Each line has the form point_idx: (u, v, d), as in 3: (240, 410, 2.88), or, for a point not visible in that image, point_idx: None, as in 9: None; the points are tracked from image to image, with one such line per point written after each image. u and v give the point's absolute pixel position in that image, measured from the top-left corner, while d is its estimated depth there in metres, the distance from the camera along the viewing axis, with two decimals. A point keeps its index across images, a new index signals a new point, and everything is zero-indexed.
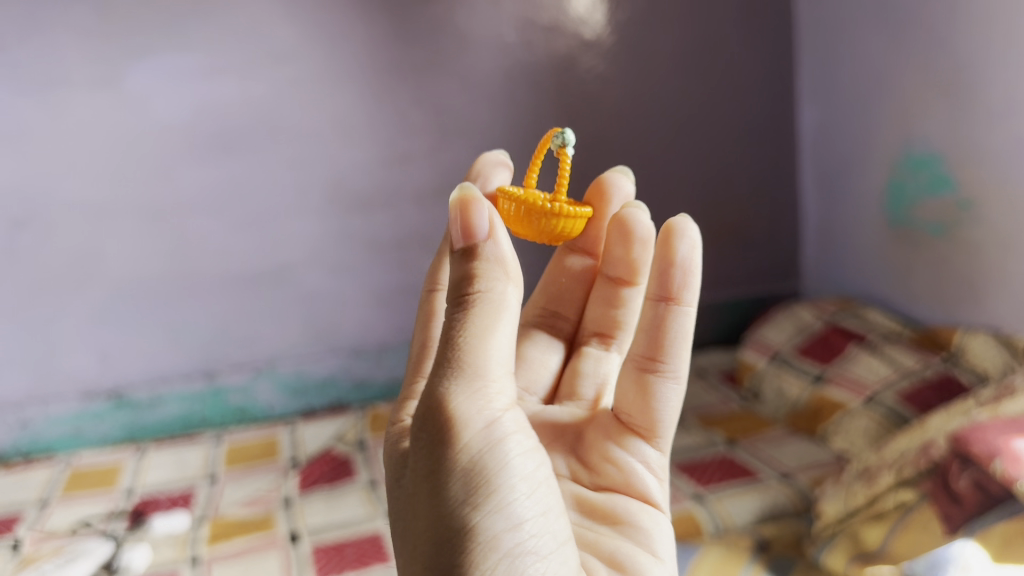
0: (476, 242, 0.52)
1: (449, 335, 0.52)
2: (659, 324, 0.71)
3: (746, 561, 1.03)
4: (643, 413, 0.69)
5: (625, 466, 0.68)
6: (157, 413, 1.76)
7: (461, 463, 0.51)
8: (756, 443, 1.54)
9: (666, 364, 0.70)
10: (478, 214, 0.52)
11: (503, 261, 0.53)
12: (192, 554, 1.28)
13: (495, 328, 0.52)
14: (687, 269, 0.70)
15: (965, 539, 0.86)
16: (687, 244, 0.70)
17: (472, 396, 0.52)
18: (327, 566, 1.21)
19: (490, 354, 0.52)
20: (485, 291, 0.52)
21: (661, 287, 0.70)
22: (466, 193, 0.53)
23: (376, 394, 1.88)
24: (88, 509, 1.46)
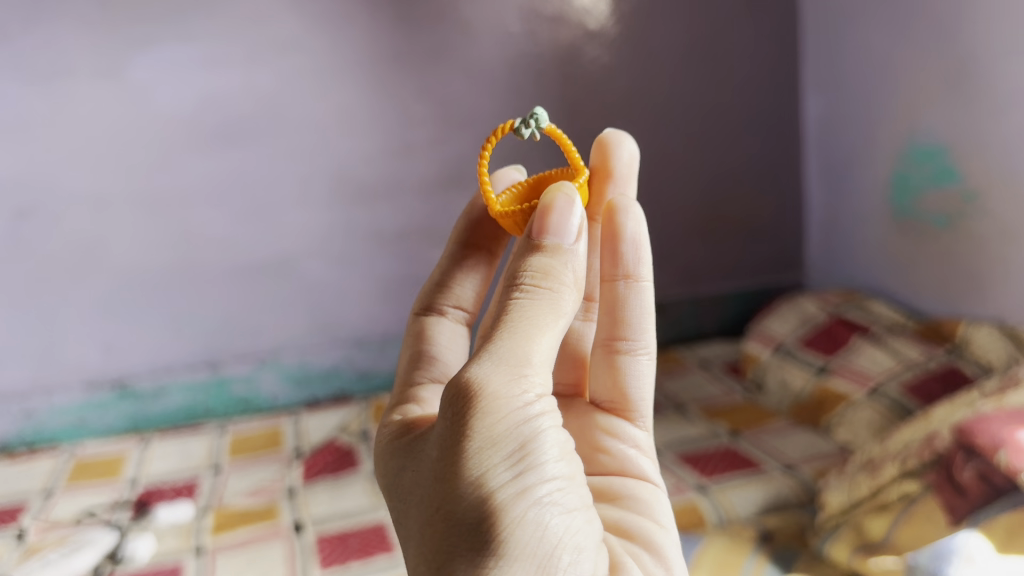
0: (558, 242, 0.55)
1: (505, 319, 0.52)
2: (616, 305, 0.67)
3: (750, 552, 1.02)
4: (618, 392, 0.69)
5: (615, 448, 0.68)
6: (161, 403, 1.76)
7: (495, 436, 0.49)
8: (760, 434, 1.54)
9: (632, 340, 0.68)
10: (567, 217, 0.55)
11: (574, 268, 0.55)
12: (196, 543, 1.28)
13: (551, 324, 0.53)
14: (637, 242, 0.66)
15: (969, 531, 0.85)
16: (631, 219, 0.66)
17: (511, 373, 0.50)
18: (331, 556, 1.21)
19: (534, 338, 0.52)
20: (552, 290, 0.54)
21: (614, 266, 0.67)
22: (563, 194, 0.56)
23: (379, 385, 1.88)
24: (93, 498, 1.47)
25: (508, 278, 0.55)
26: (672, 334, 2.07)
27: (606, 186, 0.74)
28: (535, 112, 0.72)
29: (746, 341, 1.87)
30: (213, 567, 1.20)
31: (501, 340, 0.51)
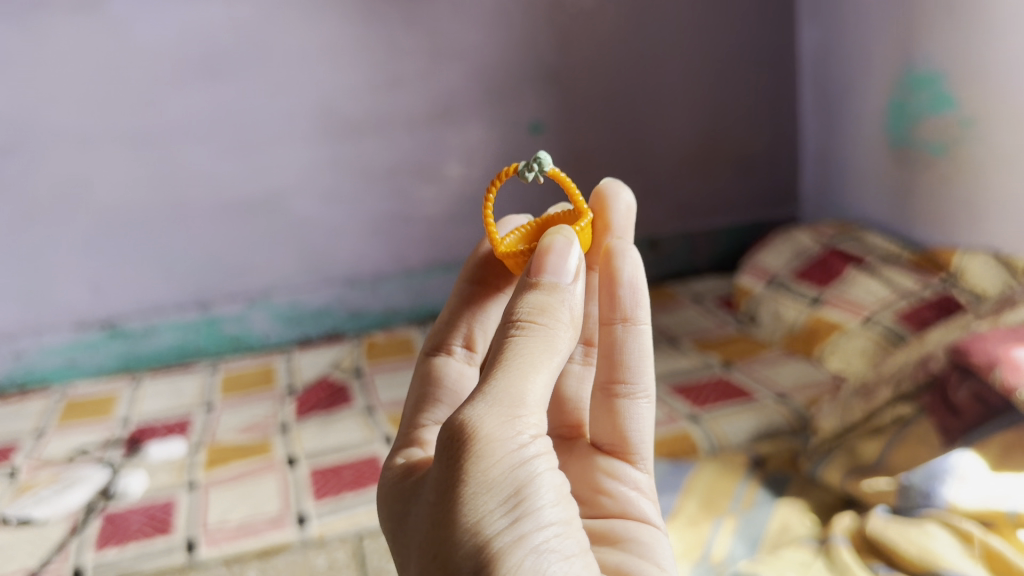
0: (556, 280, 0.52)
1: (500, 358, 0.49)
2: (615, 348, 0.61)
3: (742, 477, 1.03)
4: (619, 433, 0.63)
5: (617, 491, 0.62)
6: (151, 343, 1.75)
7: (490, 479, 0.46)
8: (752, 364, 1.54)
9: (631, 383, 0.62)
10: (562, 257, 0.53)
11: (572, 309, 0.52)
12: (190, 478, 1.28)
13: (544, 362, 0.49)
14: (636, 287, 0.60)
15: (962, 451, 0.83)
16: (629, 264, 0.60)
17: (505, 415, 0.47)
18: (325, 488, 1.21)
19: (529, 376, 0.48)
20: (547, 327, 0.50)
21: (611, 309, 0.60)
22: (564, 236, 0.54)
23: (372, 323, 1.88)
24: (86, 436, 1.47)
25: (503, 319, 0.52)
26: (665, 270, 2.06)
27: (603, 238, 0.69)
28: (539, 155, 0.69)
29: (739, 273, 1.86)
30: (206, 501, 1.20)
31: (495, 379, 0.48)
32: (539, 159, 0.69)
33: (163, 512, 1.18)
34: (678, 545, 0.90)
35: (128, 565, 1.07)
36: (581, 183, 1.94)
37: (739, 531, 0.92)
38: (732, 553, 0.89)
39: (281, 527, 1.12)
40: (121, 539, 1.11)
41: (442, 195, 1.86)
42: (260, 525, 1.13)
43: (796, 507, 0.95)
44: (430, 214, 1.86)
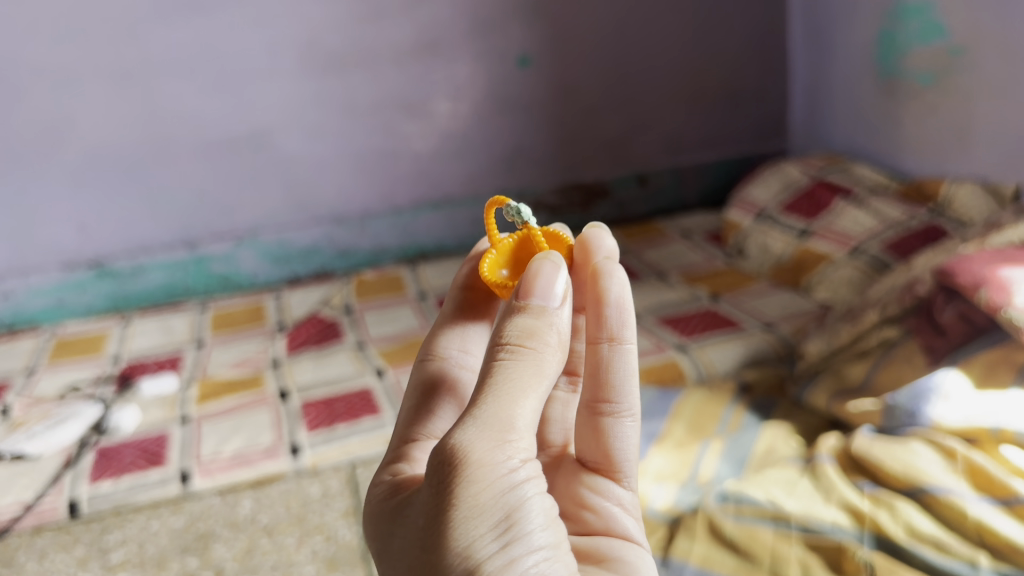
0: (543, 303, 0.47)
1: (487, 381, 0.44)
2: (600, 368, 0.53)
3: (729, 402, 1.05)
4: (602, 448, 0.54)
5: (599, 505, 0.53)
6: (139, 282, 1.76)
7: (480, 505, 0.41)
8: (740, 296, 1.55)
9: (615, 402, 0.53)
10: (549, 278, 0.48)
11: (561, 332, 0.47)
12: (182, 413, 1.28)
13: (533, 387, 0.44)
14: (622, 305, 0.52)
15: (948, 371, 0.84)
16: (616, 284, 0.52)
17: (495, 440, 0.42)
18: (317, 419, 1.22)
19: (518, 400, 0.43)
20: (535, 350, 0.45)
21: (596, 327, 0.52)
22: (550, 260, 0.49)
23: (360, 261, 1.88)
24: (76, 373, 1.47)
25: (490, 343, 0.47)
26: (653, 206, 2.07)
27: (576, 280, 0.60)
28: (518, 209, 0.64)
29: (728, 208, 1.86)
30: (199, 433, 1.21)
31: (484, 403, 0.43)
32: (519, 213, 0.64)
33: (156, 445, 1.19)
34: (667, 467, 0.92)
35: (123, 497, 1.08)
36: (568, 116, 1.93)
37: (725, 453, 0.94)
38: (719, 474, 0.91)
39: (275, 457, 1.14)
40: (115, 471, 1.12)
41: (429, 131, 1.84)
42: (254, 456, 1.14)
43: (782, 429, 0.96)
44: (417, 150, 1.84)
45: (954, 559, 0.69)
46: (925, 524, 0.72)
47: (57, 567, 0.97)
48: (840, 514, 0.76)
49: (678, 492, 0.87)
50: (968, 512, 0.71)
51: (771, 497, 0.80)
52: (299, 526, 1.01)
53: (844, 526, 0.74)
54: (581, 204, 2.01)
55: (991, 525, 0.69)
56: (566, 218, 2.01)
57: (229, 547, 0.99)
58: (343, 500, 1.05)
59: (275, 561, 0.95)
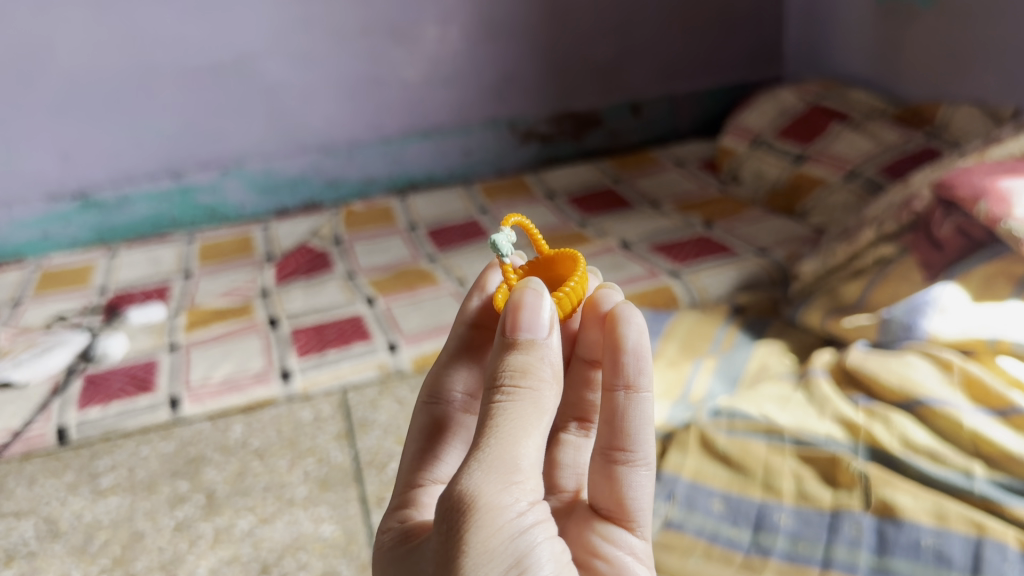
0: (531, 336, 0.43)
1: (486, 424, 0.41)
2: (615, 416, 0.49)
3: (722, 323, 1.04)
4: (616, 496, 0.50)
5: (612, 553, 0.48)
6: (125, 214, 1.73)
7: (490, 553, 0.39)
8: (734, 222, 1.54)
9: (631, 449, 0.49)
10: (537, 307, 0.43)
11: (554, 364, 0.43)
12: (171, 340, 1.27)
13: (536, 427, 0.41)
14: (641, 353, 0.49)
15: (946, 285, 0.83)
16: (634, 329, 0.48)
17: (502, 483, 0.40)
18: (308, 346, 1.21)
19: (521, 440, 0.41)
20: (531, 388, 0.42)
21: (613, 372, 0.49)
22: (531, 287, 0.45)
23: (349, 192, 1.86)
24: (63, 303, 1.45)
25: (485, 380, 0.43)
26: (647, 134, 2.05)
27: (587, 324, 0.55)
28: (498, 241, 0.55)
29: (722, 135, 1.83)
30: (188, 360, 1.20)
31: (486, 445, 0.40)
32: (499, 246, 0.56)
33: (145, 372, 1.18)
34: (659, 385, 0.91)
35: (112, 422, 1.07)
36: (560, 42, 1.89)
37: (717, 370, 0.93)
38: (711, 392, 0.90)
39: (265, 383, 1.13)
40: (103, 398, 1.11)
41: (418, 57, 1.80)
42: (244, 381, 1.13)
43: (775, 347, 0.96)
44: (405, 77, 1.80)
45: (948, 468, 0.68)
46: (920, 435, 0.72)
47: (47, 491, 0.96)
48: (834, 427, 0.76)
49: (670, 409, 0.87)
50: (963, 422, 0.70)
51: (763, 411, 0.79)
52: (291, 449, 1.01)
53: (838, 438, 0.75)
54: (573, 133, 1.99)
55: (985, 434, 0.69)
56: (558, 147, 1.99)
57: (220, 470, 0.98)
58: (335, 424, 1.05)
59: (267, 483, 0.95)
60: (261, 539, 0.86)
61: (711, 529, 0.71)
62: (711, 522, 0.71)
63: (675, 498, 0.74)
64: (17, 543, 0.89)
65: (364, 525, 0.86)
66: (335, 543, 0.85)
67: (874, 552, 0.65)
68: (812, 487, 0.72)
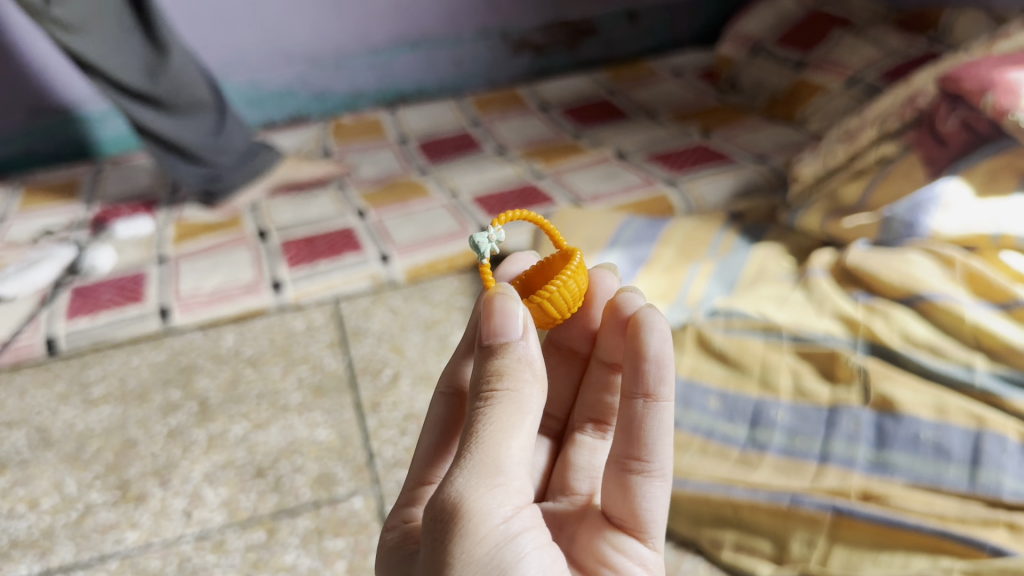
0: (505, 339, 0.42)
1: (469, 431, 0.41)
2: (633, 423, 0.47)
3: (719, 228, 1.03)
4: (629, 507, 0.47)
5: (620, 563, 0.46)
6: (110, 127, 1.69)
7: (476, 562, 0.38)
8: (732, 131, 1.51)
9: (646, 460, 0.47)
10: (511, 310, 0.43)
11: (533, 365, 0.43)
12: (159, 253, 1.25)
13: (519, 427, 0.41)
14: (662, 360, 0.46)
15: (950, 180, 0.81)
16: (657, 335, 0.46)
17: (486, 486, 0.39)
18: (299, 257, 1.19)
19: (503, 442, 0.40)
20: (509, 390, 0.41)
21: (633, 379, 0.47)
22: (503, 291, 0.44)
23: (337, 104, 1.83)
24: (48, 218, 1.43)
25: (471, 387, 0.43)
26: (643, 42, 2.00)
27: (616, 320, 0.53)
28: (476, 239, 0.54)
29: (721, 42, 1.78)
30: (177, 272, 1.18)
31: (469, 450, 0.40)
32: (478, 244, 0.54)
33: (133, 284, 1.16)
34: (656, 287, 0.90)
35: (101, 333, 1.05)
36: None
37: (714, 274, 0.92)
38: (708, 293, 0.89)
39: (256, 294, 1.11)
40: (91, 309, 1.09)
41: None
42: (235, 292, 1.11)
43: (774, 251, 0.95)
44: None
45: (949, 363, 0.67)
46: (920, 330, 0.71)
47: (38, 401, 0.95)
48: (832, 324, 0.75)
49: (667, 311, 0.86)
50: (966, 316, 0.69)
51: (760, 310, 0.78)
52: (284, 357, 1.00)
53: (836, 334, 0.74)
54: (568, 43, 1.94)
55: (987, 327, 0.68)
56: (551, 57, 1.95)
57: (213, 378, 0.97)
58: (328, 333, 1.04)
59: (261, 390, 0.94)
60: (256, 444, 0.85)
61: (707, 426, 0.71)
62: (708, 418, 0.71)
63: None
64: (10, 452, 0.88)
65: (360, 429, 0.86)
66: (331, 446, 0.84)
67: (872, 447, 0.65)
68: (810, 382, 0.71)
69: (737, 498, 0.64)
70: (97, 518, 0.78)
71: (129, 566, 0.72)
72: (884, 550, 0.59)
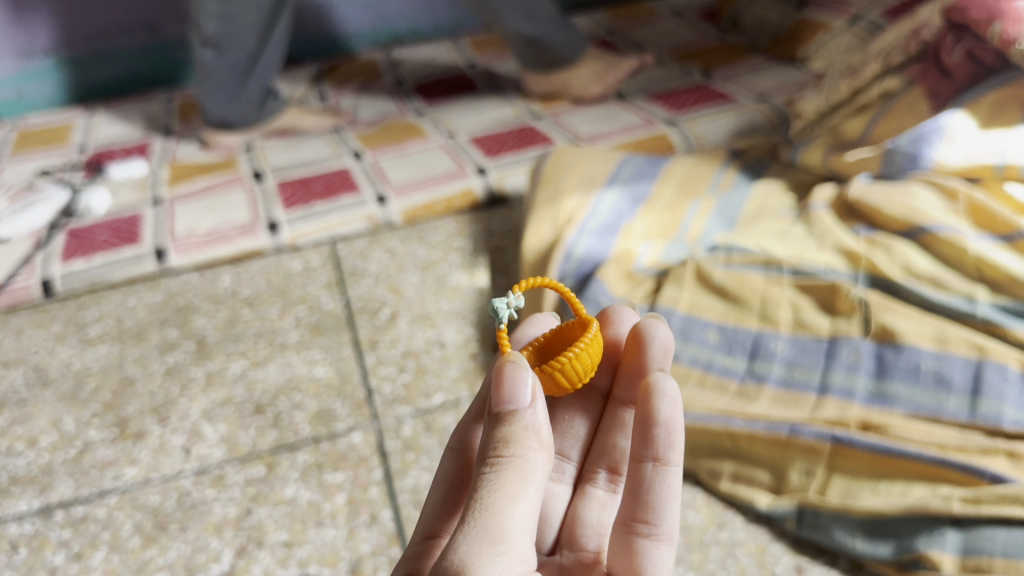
0: (513, 407, 0.42)
1: (473, 497, 0.40)
2: (641, 487, 0.46)
3: (719, 166, 1.02)
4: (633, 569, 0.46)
5: None
6: (102, 71, 1.67)
7: None
8: (732, 71, 1.49)
9: (654, 523, 0.46)
10: (520, 377, 0.43)
11: (540, 433, 0.42)
12: (154, 195, 1.23)
13: (522, 494, 0.40)
14: (672, 425, 0.46)
15: (954, 111, 0.79)
16: (668, 401, 0.46)
17: (489, 552, 0.38)
18: (295, 198, 1.18)
19: (508, 508, 0.39)
20: (515, 457, 0.41)
21: (642, 443, 0.46)
22: (513, 360, 0.44)
23: (331, 47, 1.80)
24: (41, 162, 1.41)
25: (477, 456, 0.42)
26: None
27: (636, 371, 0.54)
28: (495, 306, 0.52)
29: None
30: (172, 213, 1.17)
31: (472, 516, 0.39)
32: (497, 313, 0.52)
33: (129, 225, 1.14)
34: (653, 228, 0.89)
35: (98, 274, 1.04)
36: None
37: (715, 211, 0.91)
38: (707, 230, 0.88)
39: (253, 235, 1.10)
40: (86, 251, 1.07)
41: None
42: (231, 233, 1.10)
43: (775, 187, 0.94)
44: None
45: (950, 294, 0.67)
46: (922, 262, 0.70)
47: (34, 342, 0.95)
48: (833, 258, 0.74)
49: (665, 248, 0.85)
50: (968, 247, 0.68)
51: (760, 244, 0.78)
52: (281, 298, 0.99)
53: (837, 268, 0.73)
54: None
55: (990, 258, 0.67)
56: None
57: (210, 318, 0.97)
58: (325, 274, 1.03)
59: (258, 329, 0.94)
60: (254, 381, 0.85)
61: (706, 358, 0.71)
62: (706, 351, 0.71)
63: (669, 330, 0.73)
64: (7, 391, 0.88)
65: (358, 366, 0.86)
66: (329, 383, 0.84)
67: (872, 377, 0.65)
68: (810, 314, 0.71)
69: (736, 429, 0.64)
70: (95, 455, 0.78)
71: (129, 501, 0.73)
72: (882, 479, 0.59)
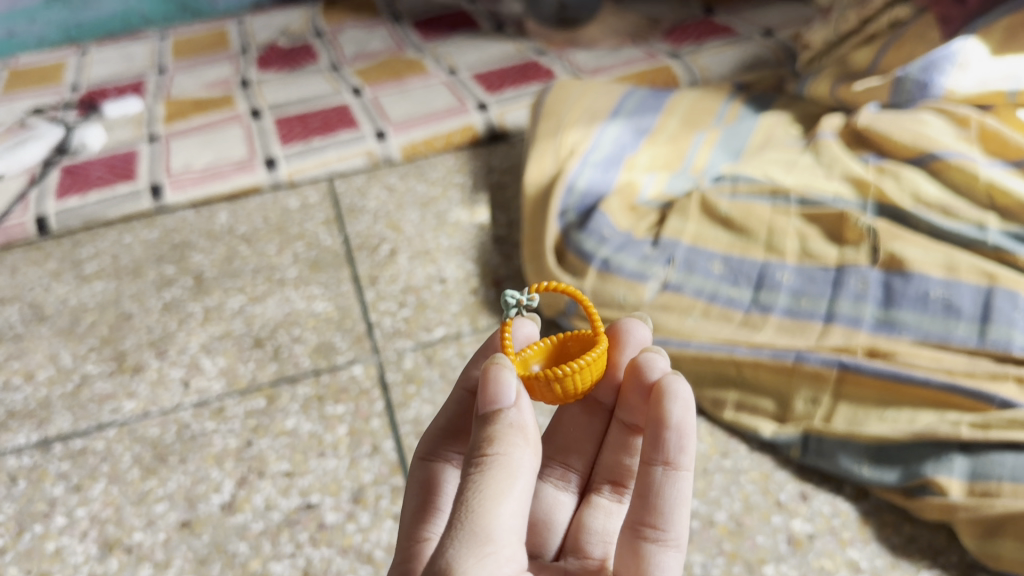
0: (498, 405, 0.40)
1: (458, 499, 0.38)
2: (650, 490, 0.45)
3: (725, 98, 1.00)
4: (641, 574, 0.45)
5: None
6: (94, 10, 1.64)
7: None
8: (736, 7, 1.46)
9: (662, 528, 0.45)
10: (503, 376, 0.40)
11: (526, 430, 0.40)
12: (150, 132, 1.21)
13: (509, 493, 0.38)
14: (684, 430, 0.43)
15: (967, 37, 0.77)
16: (680, 405, 0.43)
17: (475, 557, 0.36)
18: (291, 135, 1.16)
19: (494, 509, 0.37)
20: (500, 454, 0.38)
21: (654, 446, 0.44)
22: (497, 358, 0.41)
23: None
24: (34, 100, 1.38)
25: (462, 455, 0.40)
26: None
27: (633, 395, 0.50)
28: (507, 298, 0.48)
29: None
30: (168, 150, 1.15)
31: (457, 519, 0.37)
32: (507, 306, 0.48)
33: (124, 162, 1.12)
34: (657, 159, 0.88)
35: (93, 211, 1.02)
36: None
37: (720, 142, 0.89)
38: (712, 162, 0.87)
39: (250, 171, 1.08)
40: (81, 188, 1.06)
41: None
42: (227, 170, 1.09)
43: (783, 118, 0.92)
44: None
45: (961, 222, 0.66)
46: (932, 189, 0.69)
47: (30, 279, 0.93)
48: (842, 187, 0.73)
49: (670, 180, 0.84)
50: (980, 175, 0.67)
51: (768, 174, 0.77)
52: (279, 234, 0.98)
53: (846, 197, 0.72)
54: None
55: (1002, 185, 0.66)
56: None
57: (207, 254, 0.95)
58: (323, 211, 1.02)
59: (256, 265, 0.92)
60: (253, 316, 0.84)
61: (711, 289, 0.70)
62: (711, 282, 0.70)
63: (675, 262, 0.72)
64: (3, 326, 0.87)
65: (357, 301, 0.85)
66: (329, 317, 0.83)
67: (880, 305, 0.64)
68: (817, 244, 0.70)
69: (741, 356, 0.63)
70: (94, 389, 0.77)
71: (128, 433, 0.72)
72: (890, 405, 0.59)
